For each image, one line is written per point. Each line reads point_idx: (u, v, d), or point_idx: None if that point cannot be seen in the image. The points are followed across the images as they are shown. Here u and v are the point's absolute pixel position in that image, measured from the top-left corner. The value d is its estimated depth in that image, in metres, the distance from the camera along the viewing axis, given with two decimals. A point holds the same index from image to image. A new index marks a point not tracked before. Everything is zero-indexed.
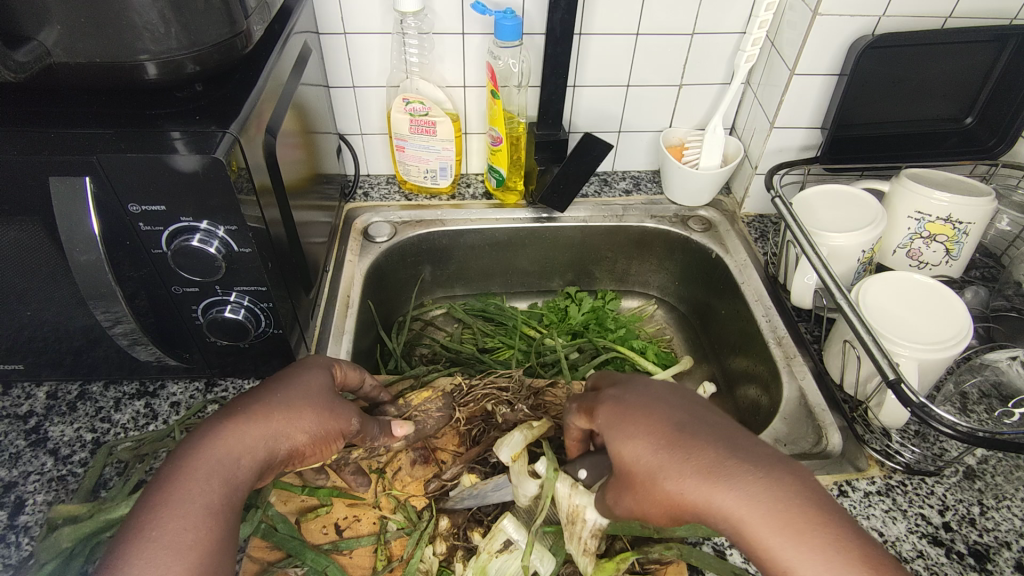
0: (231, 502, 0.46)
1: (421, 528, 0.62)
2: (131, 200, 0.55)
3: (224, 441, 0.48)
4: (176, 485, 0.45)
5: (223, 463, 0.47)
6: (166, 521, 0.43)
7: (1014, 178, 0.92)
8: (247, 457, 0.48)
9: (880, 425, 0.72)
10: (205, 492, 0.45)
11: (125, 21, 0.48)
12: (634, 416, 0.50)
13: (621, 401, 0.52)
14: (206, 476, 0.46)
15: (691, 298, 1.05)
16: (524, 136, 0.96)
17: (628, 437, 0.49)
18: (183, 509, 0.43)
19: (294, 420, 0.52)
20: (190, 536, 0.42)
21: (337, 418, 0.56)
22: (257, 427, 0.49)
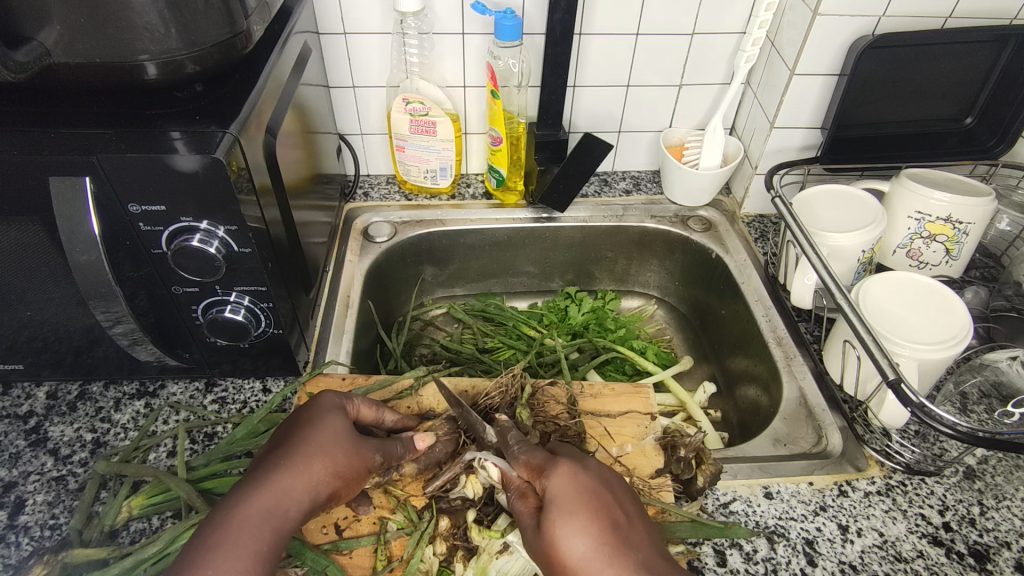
0: (280, 545, 0.48)
1: (421, 529, 0.62)
2: (131, 200, 0.55)
3: (272, 490, 0.50)
4: (229, 532, 0.46)
5: (271, 511, 0.49)
6: (225, 568, 0.44)
7: (1014, 179, 0.92)
8: (293, 504, 0.50)
9: (880, 424, 0.73)
10: (257, 541, 0.47)
11: (125, 21, 0.48)
12: (579, 501, 0.52)
13: (573, 480, 0.54)
14: (256, 524, 0.47)
15: (692, 298, 1.05)
16: (524, 136, 0.96)
17: (571, 523, 0.50)
18: (238, 558, 0.45)
19: (333, 468, 0.54)
20: None
21: (364, 458, 0.58)
22: (300, 476, 0.52)
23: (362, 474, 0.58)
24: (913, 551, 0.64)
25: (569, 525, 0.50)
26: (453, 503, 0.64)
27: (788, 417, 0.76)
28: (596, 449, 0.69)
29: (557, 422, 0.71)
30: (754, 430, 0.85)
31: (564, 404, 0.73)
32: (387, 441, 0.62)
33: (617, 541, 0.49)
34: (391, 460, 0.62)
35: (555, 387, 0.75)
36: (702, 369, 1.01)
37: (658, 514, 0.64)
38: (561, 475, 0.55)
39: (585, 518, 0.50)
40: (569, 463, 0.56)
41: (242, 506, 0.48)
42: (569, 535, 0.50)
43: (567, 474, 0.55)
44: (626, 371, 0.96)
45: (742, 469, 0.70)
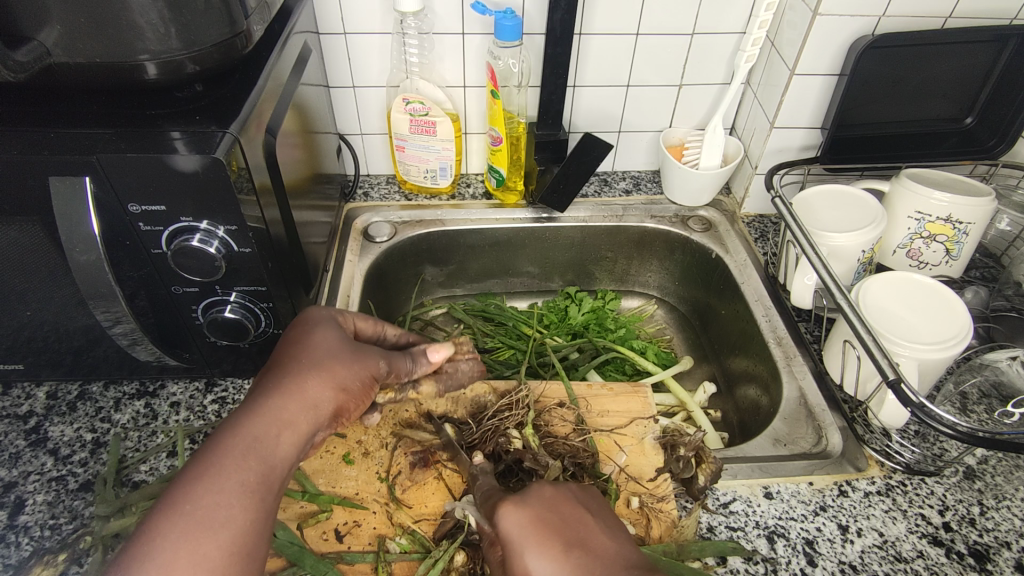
0: (274, 467, 0.50)
1: (434, 556, 0.62)
2: (131, 200, 0.55)
3: (262, 422, 0.51)
4: (221, 464, 0.48)
5: (264, 440, 0.50)
6: (215, 496, 0.46)
7: (1014, 179, 0.92)
8: (288, 434, 0.52)
9: (880, 424, 0.73)
10: (251, 471, 0.48)
11: (125, 21, 0.48)
12: (530, 536, 0.50)
13: (511, 520, 0.51)
14: (246, 452, 0.49)
15: (692, 298, 1.05)
16: (524, 136, 0.96)
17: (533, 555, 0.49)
18: (229, 483, 0.47)
19: (327, 393, 0.55)
20: (230, 510, 0.46)
21: (368, 368, 0.60)
22: (292, 406, 0.53)
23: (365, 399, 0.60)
24: (913, 551, 0.64)
25: (529, 557, 0.49)
26: (471, 535, 0.64)
27: (788, 416, 0.76)
28: (609, 468, 0.68)
29: (568, 443, 0.70)
30: (755, 431, 0.85)
31: (570, 424, 0.73)
32: (392, 359, 0.63)
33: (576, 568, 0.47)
34: (401, 372, 0.65)
35: (563, 408, 0.75)
36: (702, 370, 1.01)
37: (669, 531, 0.64)
38: (507, 512, 0.52)
39: (541, 545, 0.49)
40: (516, 496, 0.54)
41: (235, 436, 0.50)
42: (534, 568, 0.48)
43: (514, 508, 0.52)
44: (625, 371, 0.96)
45: (743, 469, 0.70)
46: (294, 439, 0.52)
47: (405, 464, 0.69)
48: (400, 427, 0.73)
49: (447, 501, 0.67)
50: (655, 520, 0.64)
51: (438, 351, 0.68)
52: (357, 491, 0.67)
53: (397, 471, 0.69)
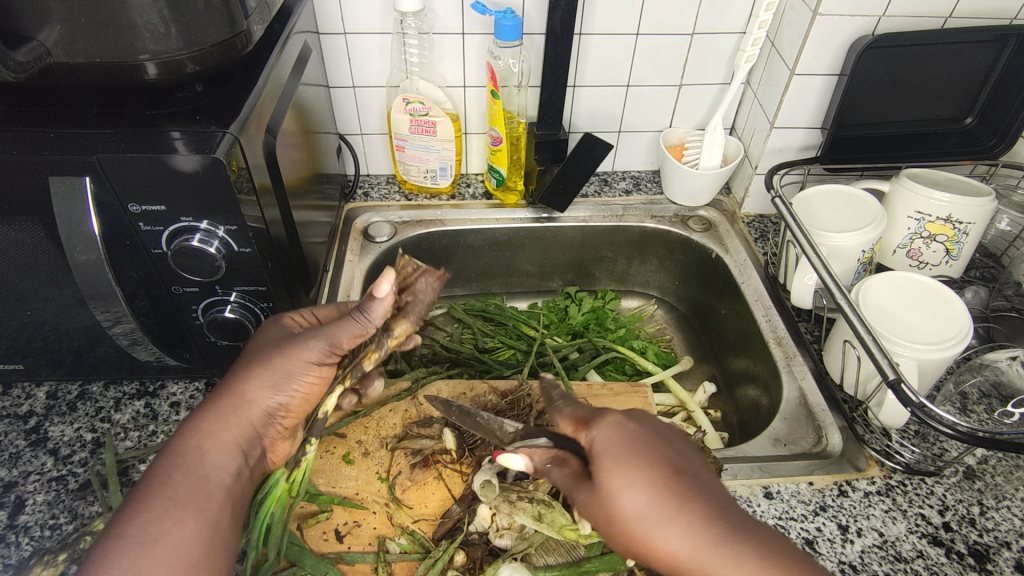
0: (201, 484, 0.52)
1: (434, 557, 0.62)
2: (131, 200, 0.55)
3: (185, 442, 0.54)
4: (148, 493, 0.50)
5: (189, 459, 0.53)
6: (144, 521, 0.49)
7: (1014, 179, 0.92)
8: (214, 447, 0.54)
9: (880, 425, 0.73)
10: (180, 491, 0.51)
11: (125, 21, 0.48)
12: (633, 456, 0.49)
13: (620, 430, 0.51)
14: (171, 475, 0.52)
15: (692, 298, 1.05)
16: (524, 136, 0.96)
17: (629, 476, 0.48)
18: (157, 506, 0.50)
19: (253, 394, 0.56)
20: (160, 530, 0.49)
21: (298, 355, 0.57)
22: (216, 419, 0.55)
23: (309, 387, 0.59)
24: (913, 551, 0.64)
25: (625, 477, 0.48)
26: (471, 536, 0.65)
27: (788, 416, 0.76)
28: None
29: None
30: (754, 431, 0.85)
31: None
32: (332, 326, 0.58)
33: (678, 493, 0.47)
34: (354, 336, 0.58)
35: None
36: (702, 370, 1.01)
37: None
38: (606, 430, 0.51)
39: (639, 468, 0.48)
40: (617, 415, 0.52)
41: (161, 464, 0.52)
42: (630, 491, 0.47)
43: (614, 427, 0.51)
44: (626, 371, 0.96)
45: (743, 469, 0.70)
46: (221, 449, 0.55)
47: (405, 465, 0.69)
48: (401, 427, 0.73)
49: (447, 501, 0.67)
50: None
51: (379, 283, 0.56)
52: (357, 491, 0.67)
53: (397, 471, 0.69)
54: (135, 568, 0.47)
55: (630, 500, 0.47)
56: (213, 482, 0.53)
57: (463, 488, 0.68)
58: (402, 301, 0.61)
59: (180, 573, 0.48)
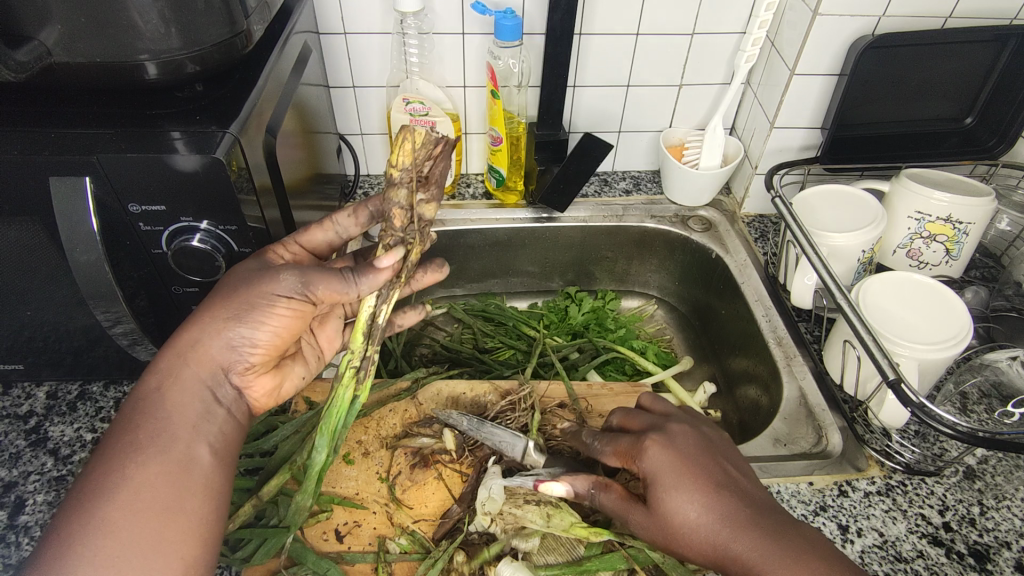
0: (164, 427, 0.51)
1: (435, 556, 0.62)
2: (131, 200, 0.55)
3: (146, 386, 0.53)
4: (111, 444, 0.50)
5: (151, 403, 0.52)
6: (105, 469, 0.48)
7: (1014, 179, 0.92)
8: (176, 386, 0.53)
9: (880, 425, 0.73)
10: (142, 437, 0.50)
11: (125, 22, 0.48)
12: (683, 478, 0.54)
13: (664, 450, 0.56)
14: (133, 420, 0.51)
15: (692, 298, 1.05)
16: (524, 136, 0.97)
17: (679, 492, 0.53)
18: (118, 453, 0.49)
19: (216, 327, 0.54)
20: (120, 477, 0.48)
21: (264, 295, 0.54)
22: (177, 357, 0.53)
23: (280, 319, 0.56)
24: (913, 551, 0.64)
25: (676, 496, 0.53)
26: (471, 536, 0.65)
27: (788, 416, 0.76)
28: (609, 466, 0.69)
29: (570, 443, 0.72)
30: (754, 430, 0.85)
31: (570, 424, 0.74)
32: (315, 269, 0.55)
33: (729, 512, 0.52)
34: (336, 292, 0.56)
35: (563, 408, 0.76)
36: (703, 370, 1.01)
37: None
38: (653, 454, 0.56)
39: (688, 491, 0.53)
40: (659, 438, 0.57)
41: (123, 413, 0.51)
42: (680, 509, 0.53)
43: (661, 448, 0.56)
44: (626, 372, 0.96)
45: None
46: (183, 387, 0.53)
47: (405, 465, 0.69)
48: (401, 426, 0.73)
49: (448, 501, 0.67)
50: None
51: (386, 256, 0.57)
52: (357, 491, 0.67)
53: (397, 471, 0.69)
54: (100, 514, 0.46)
55: (682, 512, 0.53)
56: (176, 422, 0.51)
57: (463, 487, 0.68)
58: (430, 187, 0.58)
59: (148, 518, 0.47)
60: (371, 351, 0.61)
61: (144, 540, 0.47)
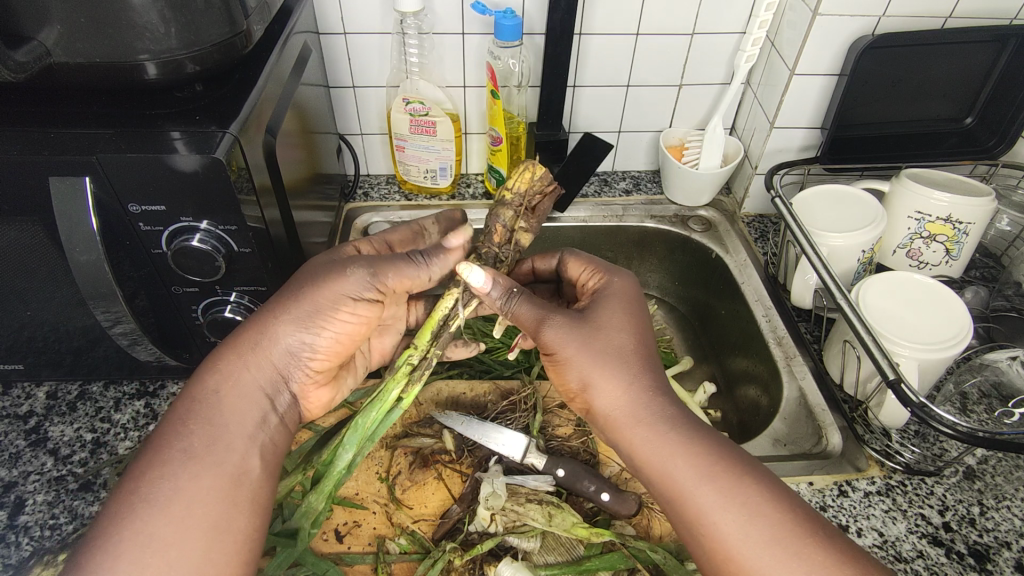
0: (218, 435, 0.52)
1: (434, 557, 0.62)
2: (131, 200, 0.56)
3: (204, 388, 0.54)
4: (163, 448, 0.50)
5: (207, 408, 0.53)
6: (160, 475, 0.49)
7: (1014, 179, 0.92)
8: (234, 392, 0.54)
9: (880, 424, 0.73)
10: (198, 445, 0.51)
11: (125, 21, 0.48)
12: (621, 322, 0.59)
13: (625, 312, 0.60)
14: (186, 423, 0.52)
15: (692, 298, 1.04)
16: (524, 136, 0.97)
17: (611, 326, 0.58)
18: (173, 460, 0.50)
19: (284, 329, 0.56)
20: (174, 485, 0.49)
21: (337, 286, 0.57)
22: (236, 362, 0.55)
23: (342, 325, 0.59)
24: (913, 551, 0.64)
25: (605, 325, 0.58)
26: (471, 536, 0.66)
27: (788, 416, 0.76)
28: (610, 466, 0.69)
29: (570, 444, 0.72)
30: (754, 431, 0.85)
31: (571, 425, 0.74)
32: (386, 261, 0.60)
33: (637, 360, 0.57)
34: (403, 276, 0.60)
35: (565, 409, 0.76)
36: (703, 370, 1.01)
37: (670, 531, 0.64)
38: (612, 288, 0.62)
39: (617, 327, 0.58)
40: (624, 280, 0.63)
41: (177, 414, 0.52)
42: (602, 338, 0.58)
43: (620, 290, 0.62)
44: None
45: None
46: (241, 395, 0.54)
47: (405, 464, 0.69)
48: (400, 427, 0.73)
49: (448, 501, 0.67)
50: (654, 519, 0.66)
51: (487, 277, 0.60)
52: (357, 491, 0.67)
53: (397, 471, 0.69)
54: (152, 525, 0.47)
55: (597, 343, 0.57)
56: (232, 432, 0.52)
57: (463, 486, 0.68)
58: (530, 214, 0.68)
59: (201, 527, 0.48)
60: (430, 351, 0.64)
61: (197, 550, 0.47)
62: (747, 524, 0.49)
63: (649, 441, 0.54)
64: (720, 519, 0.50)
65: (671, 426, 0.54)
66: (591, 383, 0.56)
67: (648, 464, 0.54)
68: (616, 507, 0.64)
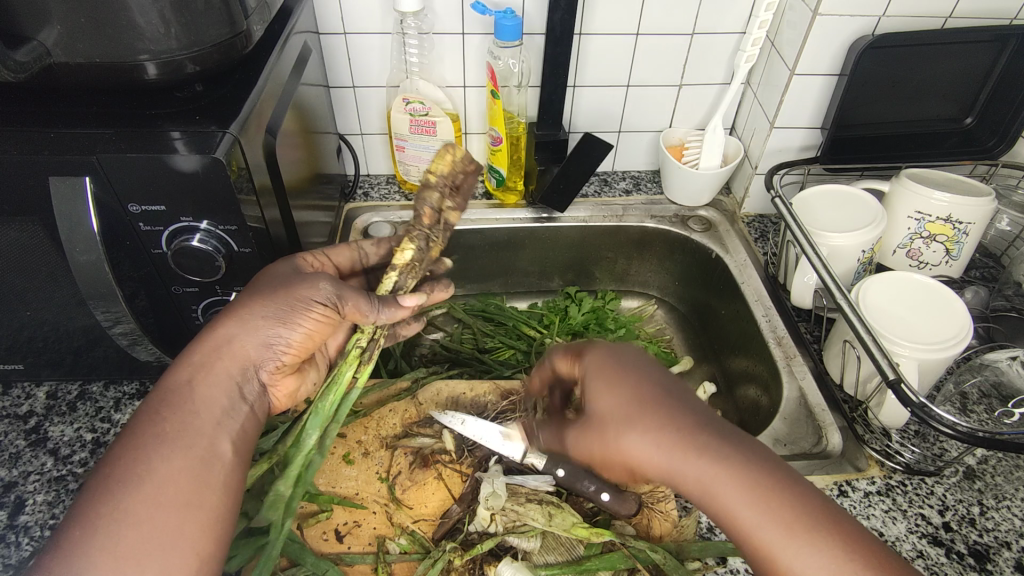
0: (188, 424, 0.50)
1: (434, 557, 0.62)
2: (131, 200, 0.55)
3: (177, 378, 0.51)
4: (135, 431, 0.48)
5: (179, 396, 0.51)
6: (128, 460, 0.47)
7: (1014, 178, 0.92)
8: (206, 377, 0.52)
9: (880, 424, 0.73)
10: (169, 427, 0.49)
11: (125, 22, 0.48)
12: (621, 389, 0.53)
13: (611, 359, 0.56)
14: (158, 413, 0.49)
15: (692, 298, 1.04)
16: (524, 136, 0.97)
17: (615, 400, 0.53)
18: (143, 447, 0.48)
19: (252, 325, 0.55)
20: (143, 470, 0.47)
21: (299, 293, 0.57)
22: (208, 353, 0.53)
23: (309, 324, 0.57)
24: (913, 551, 0.64)
25: (607, 404, 0.53)
26: (471, 536, 0.65)
27: (788, 416, 0.76)
28: None
29: None
30: (755, 431, 0.85)
31: None
32: (348, 286, 0.60)
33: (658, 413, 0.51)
34: (359, 307, 0.60)
35: None
36: (703, 370, 1.01)
37: (670, 531, 0.64)
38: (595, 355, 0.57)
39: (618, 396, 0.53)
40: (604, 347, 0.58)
41: (149, 398, 0.50)
42: (609, 413, 0.53)
43: (604, 357, 0.56)
44: None
45: None
46: (212, 381, 0.52)
47: (405, 465, 0.69)
48: (401, 426, 0.73)
49: (448, 501, 0.67)
50: (654, 519, 0.65)
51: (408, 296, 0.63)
52: (357, 491, 0.67)
53: (397, 471, 0.69)
54: (126, 501, 0.46)
55: (616, 419, 0.52)
56: (203, 416, 0.51)
57: (463, 486, 0.68)
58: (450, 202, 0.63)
59: (172, 508, 0.46)
60: (377, 331, 0.64)
61: (163, 530, 0.46)
62: (775, 524, 0.46)
63: (655, 442, 0.50)
64: (747, 518, 0.46)
65: (724, 475, 0.47)
66: (632, 469, 0.51)
67: (657, 467, 0.49)
68: (616, 507, 0.64)
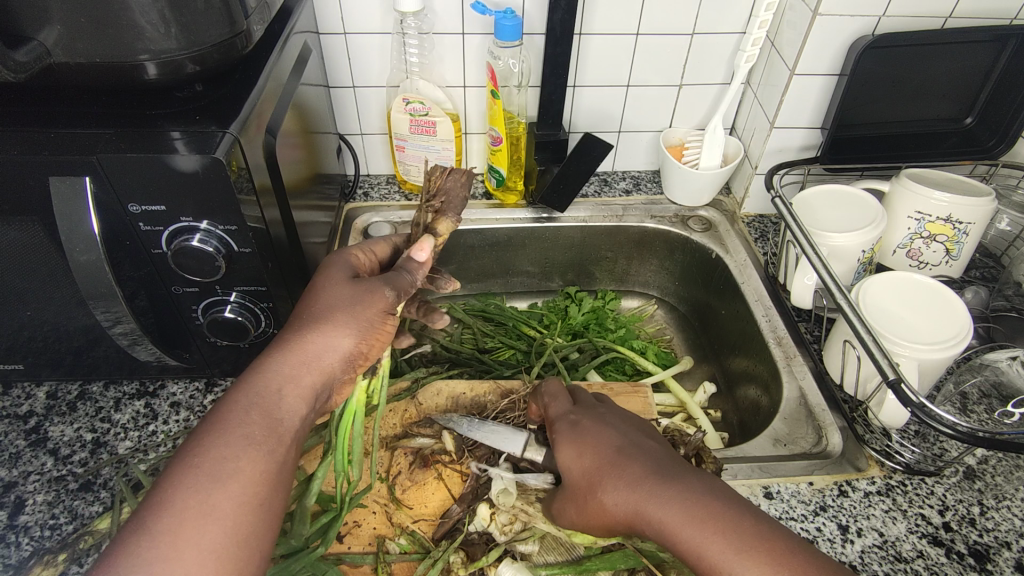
0: (273, 430, 0.51)
1: (434, 557, 0.62)
2: (131, 200, 0.55)
3: (267, 386, 0.52)
4: (224, 428, 0.49)
5: (268, 401, 0.52)
6: (216, 457, 0.47)
7: (1014, 178, 0.92)
8: (294, 391, 0.53)
9: (880, 425, 0.73)
10: (256, 432, 0.50)
11: (125, 22, 0.48)
12: (584, 445, 0.58)
13: (577, 428, 0.61)
14: (248, 413, 0.50)
15: (692, 298, 1.04)
16: (524, 136, 0.97)
17: (573, 455, 0.58)
18: (231, 445, 0.48)
19: (337, 338, 0.56)
20: (231, 468, 0.47)
21: (371, 296, 0.59)
22: (293, 365, 0.54)
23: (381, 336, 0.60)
24: (913, 551, 0.64)
25: (569, 462, 0.58)
26: (471, 536, 0.65)
27: (788, 417, 0.76)
28: None
29: None
30: (755, 430, 0.85)
31: None
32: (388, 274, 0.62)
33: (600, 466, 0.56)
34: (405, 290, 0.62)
35: None
36: (703, 370, 1.01)
37: None
38: (565, 428, 0.62)
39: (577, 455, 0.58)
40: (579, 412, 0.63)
41: (233, 399, 0.51)
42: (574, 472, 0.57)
43: (573, 423, 0.62)
44: (626, 372, 0.95)
45: (743, 469, 0.70)
46: (297, 394, 0.53)
47: (405, 465, 0.70)
48: (401, 426, 0.73)
49: (448, 501, 0.67)
50: None
51: (417, 247, 0.64)
52: None
53: (397, 471, 0.69)
54: (211, 499, 0.46)
55: (577, 473, 0.57)
56: (286, 425, 0.52)
57: (463, 487, 0.68)
58: (437, 205, 0.68)
59: (243, 509, 0.46)
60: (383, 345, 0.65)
61: (236, 530, 0.46)
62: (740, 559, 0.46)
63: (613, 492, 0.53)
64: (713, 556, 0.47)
65: (662, 493, 0.50)
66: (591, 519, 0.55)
67: (621, 516, 0.52)
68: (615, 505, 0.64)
